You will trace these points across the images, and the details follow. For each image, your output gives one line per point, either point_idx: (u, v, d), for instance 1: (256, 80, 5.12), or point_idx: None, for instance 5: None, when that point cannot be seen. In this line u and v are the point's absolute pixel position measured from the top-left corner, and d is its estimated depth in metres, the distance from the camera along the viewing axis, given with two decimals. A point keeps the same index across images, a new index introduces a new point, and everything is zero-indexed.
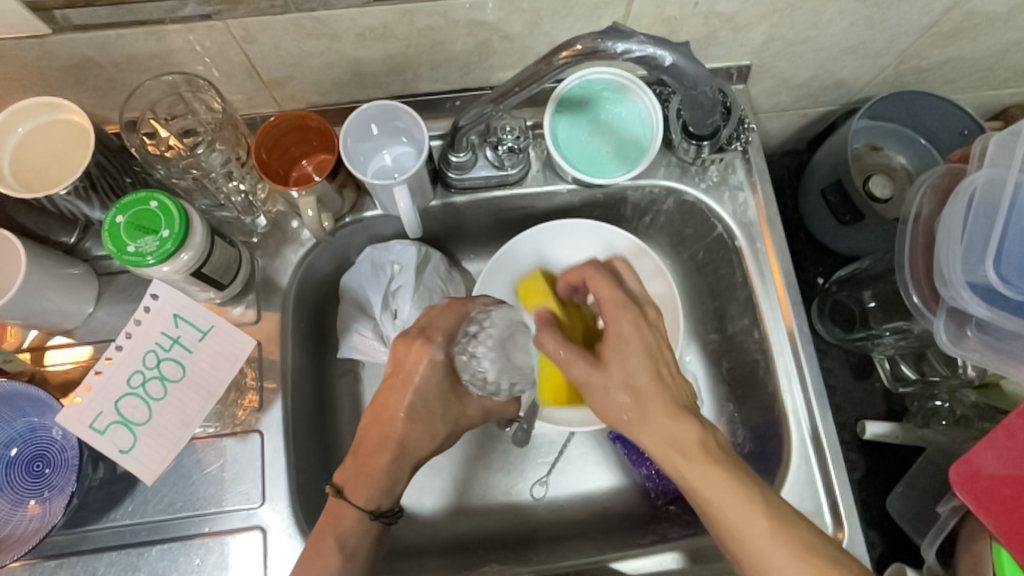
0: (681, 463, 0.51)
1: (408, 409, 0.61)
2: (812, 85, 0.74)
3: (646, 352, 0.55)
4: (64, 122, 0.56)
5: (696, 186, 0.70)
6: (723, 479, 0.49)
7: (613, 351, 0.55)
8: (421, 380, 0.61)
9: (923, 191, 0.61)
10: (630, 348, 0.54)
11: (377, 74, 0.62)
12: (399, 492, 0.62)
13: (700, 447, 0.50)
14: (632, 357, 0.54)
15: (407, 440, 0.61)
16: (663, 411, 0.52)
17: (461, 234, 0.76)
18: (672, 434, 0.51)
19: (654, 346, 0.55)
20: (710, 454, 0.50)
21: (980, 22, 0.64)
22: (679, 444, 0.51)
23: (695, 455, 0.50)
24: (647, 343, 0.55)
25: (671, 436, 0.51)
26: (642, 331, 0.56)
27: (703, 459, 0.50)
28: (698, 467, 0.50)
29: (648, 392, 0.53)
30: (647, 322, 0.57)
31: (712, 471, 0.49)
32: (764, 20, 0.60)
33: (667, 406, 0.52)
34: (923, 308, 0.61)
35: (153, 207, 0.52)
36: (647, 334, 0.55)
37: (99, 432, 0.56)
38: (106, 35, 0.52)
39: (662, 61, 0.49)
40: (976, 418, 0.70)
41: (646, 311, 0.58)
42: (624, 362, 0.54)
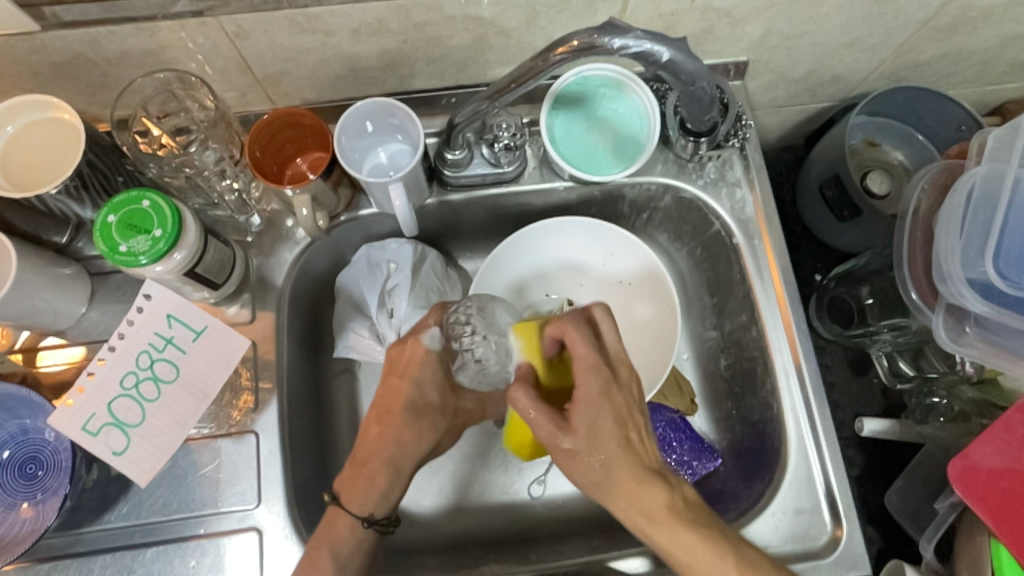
0: (647, 525, 0.49)
1: (407, 403, 0.62)
2: (810, 81, 0.74)
3: (610, 419, 0.51)
4: (55, 120, 0.55)
5: (694, 182, 0.69)
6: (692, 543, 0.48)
7: (581, 417, 0.51)
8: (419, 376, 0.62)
9: (922, 187, 0.61)
10: (602, 407, 0.51)
11: (372, 71, 0.61)
12: (397, 499, 0.60)
13: (665, 501, 0.49)
14: (596, 431, 0.51)
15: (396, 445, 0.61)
16: (633, 477, 0.50)
17: (457, 232, 0.75)
18: (638, 496, 0.50)
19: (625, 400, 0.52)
20: (667, 492, 0.50)
21: (978, 17, 0.64)
22: (649, 514, 0.49)
23: (652, 503, 0.49)
24: (622, 401, 0.52)
25: (635, 496, 0.50)
26: (610, 398, 0.51)
27: (669, 520, 0.49)
28: (665, 526, 0.49)
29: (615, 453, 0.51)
30: (611, 391, 0.51)
31: (684, 530, 0.48)
32: (762, 14, 0.60)
33: (635, 485, 0.50)
34: (921, 305, 0.61)
35: (145, 206, 0.52)
36: (619, 399, 0.52)
37: (92, 434, 0.56)
38: (96, 32, 0.51)
39: (660, 57, 0.49)
40: (974, 414, 0.70)
41: (607, 410, 0.51)
42: (594, 429, 0.51)
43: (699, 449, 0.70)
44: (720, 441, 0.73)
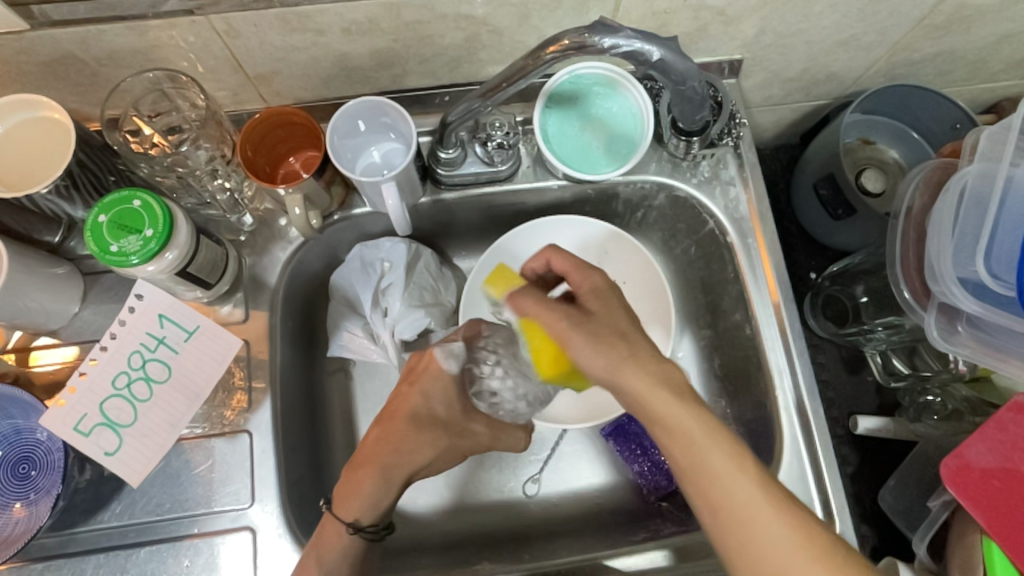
0: (692, 463, 0.45)
1: (411, 411, 0.62)
2: (804, 79, 0.73)
3: (611, 345, 0.48)
4: (44, 120, 0.55)
5: (688, 181, 0.69)
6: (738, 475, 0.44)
7: (576, 349, 0.49)
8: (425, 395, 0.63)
9: (915, 186, 0.61)
10: (586, 331, 0.49)
11: (365, 69, 0.61)
12: (385, 507, 0.59)
13: (682, 406, 0.46)
14: (599, 350, 0.48)
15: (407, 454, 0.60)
16: (670, 388, 0.46)
17: (451, 231, 0.75)
18: (677, 407, 0.45)
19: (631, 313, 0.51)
20: (688, 401, 0.46)
21: (972, 15, 0.63)
22: (694, 449, 0.45)
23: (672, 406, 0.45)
24: (613, 319, 0.50)
25: (675, 428, 0.46)
26: (590, 322, 0.50)
27: (722, 461, 0.44)
28: (703, 447, 0.45)
29: (636, 379, 0.47)
30: (607, 306, 0.51)
31: (735, 473, 0.44)
32: (756, 12, 0.60)
33: (685, 402, 0.46)
34: (914, 304, 0.61)
35: (136, 206, 0.51)
36: (601, 319, 0.50)
37: (84, 434, 0.56)
38: (85, 31, 0.51)
39: (650, 56, 0.49)
40: (967, 412, 0.71)
41: (608, 338, 0.48)
42: (609, 358, 0.48)
43: None
44: None
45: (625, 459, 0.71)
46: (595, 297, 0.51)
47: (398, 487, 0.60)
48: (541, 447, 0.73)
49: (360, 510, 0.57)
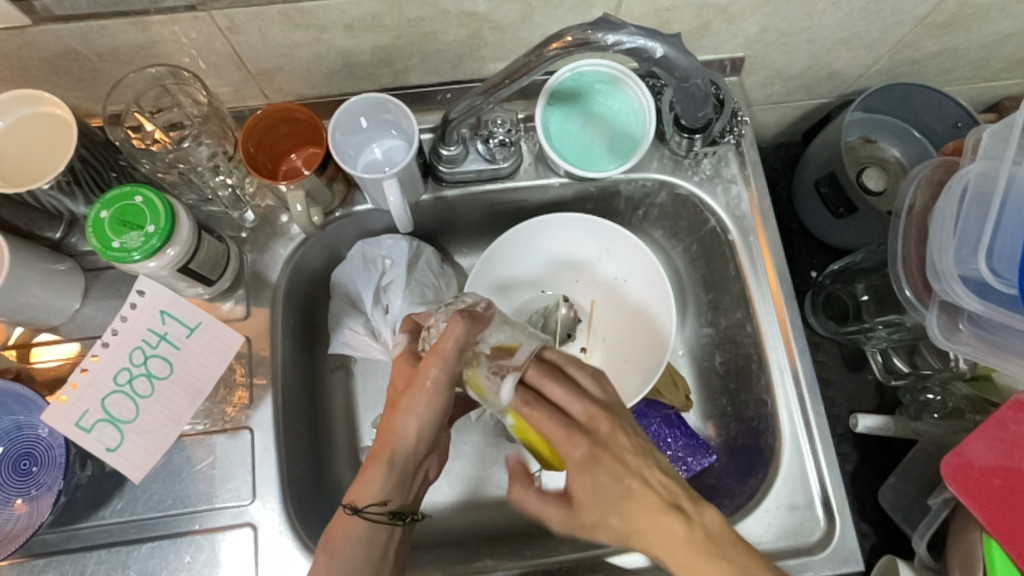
0: (670, 561, 0.47)
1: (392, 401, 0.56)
2: (806, 78, 0.73)
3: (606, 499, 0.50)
4: (46, 115, 0.54)
5: (690, 179, 0.69)
6: (688, 552, 0.46)
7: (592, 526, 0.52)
8: (399, 383, 0.57)
9: (917, 184, 0.61)
10: (592, 475, 0.51)
11: (367, 66, 0.61)
12: (389, 488, 0.55)
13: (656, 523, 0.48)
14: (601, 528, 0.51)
15: (399, 426, 0.55)
16: (646, 510, 0.48)
17: (452, 229, 0.75)
18: (652, 528, 0.48)
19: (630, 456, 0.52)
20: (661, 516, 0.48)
21: (975, 13, 0.63)
22: (659, 539, 0.48)
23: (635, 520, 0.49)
24: (609, 473, 0.51)
25: (661, 541, 0.48)
26: (596, 463, 0.51)
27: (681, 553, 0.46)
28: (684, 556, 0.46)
29: (627, 509, 0.49)
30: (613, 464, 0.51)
31: (703, 562, 0.45)
32: (758, 10, 0.60)
33: (670, 528, 0.47)
34: (915, 302, 0.61)
35: (138, 202, 0.51)
36: (607, 461, 0.51)
37: (85, 430, 0.55)
38: (88, 26, 0.51)
39: (653, 53, 0.49)
40: (967, 411, 0.71)
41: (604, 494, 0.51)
42: (594, 498, 0.51)
43: (694, 446, 0.70)
44: (715, 437, 0.73)
45: None
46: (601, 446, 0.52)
47: (398, 472, 0.55)
48: None
49: (368, 496, 0.54)
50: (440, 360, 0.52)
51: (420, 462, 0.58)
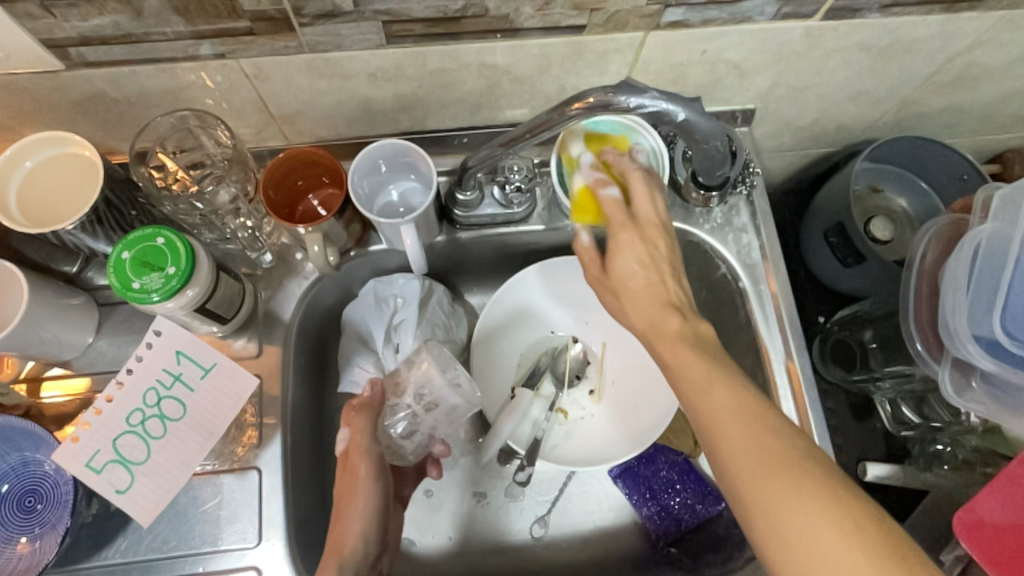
0: (715, 425, 0.44)
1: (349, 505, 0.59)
2: (814, 129, 0.75)
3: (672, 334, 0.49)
4: (73, 156, 0.55)
5: (701, 227, 0.70)
6: (783, 478, 0.41)
7: (666, 347, 0.48)
8: (346, 481, 0.59)
9: (928, 240, 0.61)
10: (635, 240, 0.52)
11: (387, 112, 0.62)
12: None
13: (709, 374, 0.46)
14: (682, 358, 0.47)
15: (350, 525, 0.58)
16: (726, 396, 0.45)
17: (463, 269, 0.76)
18: (748, 436, 0.43)
19: (656, 281, 0.51)
20: (706, 361, 0.47)
21: (980, 73, 0.66)
22: (711, 407, 0.45)
23: (680, 359, 0.47)
24: (640, 298, 0.51)
25: (730, 401, 0.44)
26: (642, 233, 0.52)
27: (736, 439, 0.43)
28: (780, 492, 0.40)
29: (692, 362, 0.47)
30: (642, 264, 0.51)
31: (798, 492, 0.40)
32: (771, 66, 0.62)
33: (726, 397, 0.44)
34: (927, 356, 0.61)
35: (160, 243, 0.52)
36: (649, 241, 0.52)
37: (96, 471, 0.55)
38: (119, 71, 0.52)
39: (674, 116, 0.50)
40: (978, 463, 0.72)
41: (648, 287, 0.51)
42: (640, 286, 0.51)
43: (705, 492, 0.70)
44: None
45: (635, 503, 0.71)
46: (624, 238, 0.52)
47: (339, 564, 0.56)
48: (549, 487, 0.72)
49: None
50: (362, 456, 0.60)
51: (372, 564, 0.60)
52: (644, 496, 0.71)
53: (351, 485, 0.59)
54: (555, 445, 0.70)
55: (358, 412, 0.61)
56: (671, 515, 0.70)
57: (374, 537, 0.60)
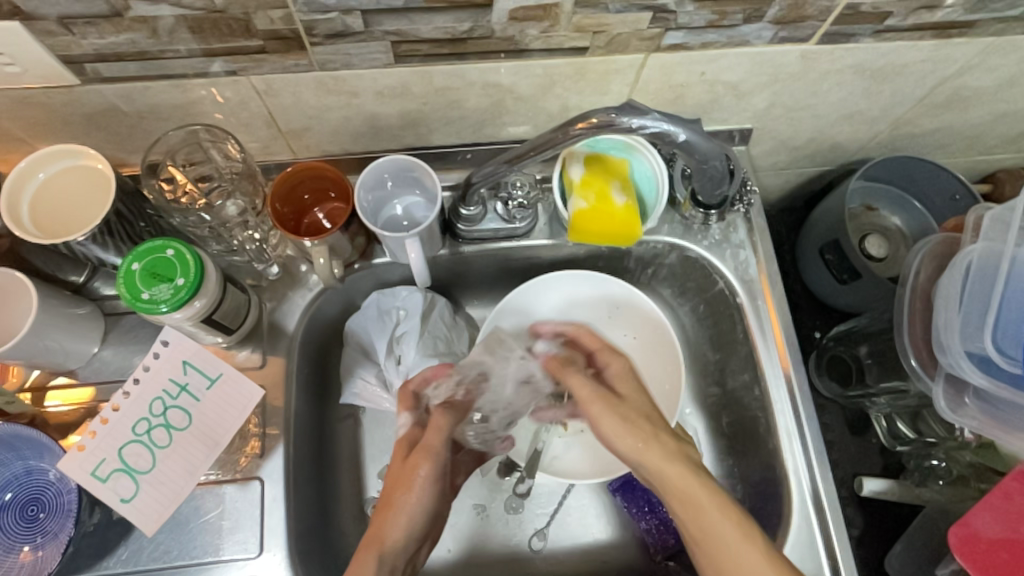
0: (672, 477, 0.54)
1: (401, 495, 0.59)
2: (810, 148, 0.77)
3: (638, 422, 0.58)
4: (86, 168, 0.57)
5: (699, 243, 0.71)
6: (720, 520, 0.50)
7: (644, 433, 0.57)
8: (403, 468, 0.60)
9: (922, 258, 0.63)
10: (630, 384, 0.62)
11: (392, 128, 0.64)
12: None
13: (665, 439, 0.57)
14: (630, 440, 0.57)
15: (398, 514, 0.58)
16: (673, 459, 0.55)
17: (465, 282, 0.77)
18: (691, 478, 0.53)
19: (649, 405, 0.60)
20: (663, 433, 0.57)
21: (970, 96, 0.68)
22: (666, 473, 0.54)
23: (645, 435, 0.57)
24: (637, 402, 0.60)
25: (670, 446, 0.56)
26: (631, 381, 0.62)
27: (696, 491, 0.52)
28: (720, 534, 0.50)
29: (657, 446, 0.56)
30: (637, 391, 0.61)
31: (733, 532, 0.50)
32: (767, 87, 0.63)
33: (679, 466, 0.54)
34: (921, 372, 0.62)
35: (170, 255, 0.53)
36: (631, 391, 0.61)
37: (101, 480, 0.56)
38: (132, 86, 0.53)
39: (675, 137, 0.51)
40: (972, 479, 0.72)
41: (634, 400, 0.60)
42: (635, 402, 0.60)
43: None
44: None
45: (634, 516, 0.70)
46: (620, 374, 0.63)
47: (376, 555, 0.55)
48: (548, 500, 0.73)
49: None
50: (432, 453, 0.61)
51: (411, 555, 0.60)
52: (643, 509, 0.70)
53: (404, 474, 0.60)
54: (554, 457, 0.71)
55: (445, 411, 0.63)
56: (670, 528, 0.69)
57: (419, 531, 0.59)
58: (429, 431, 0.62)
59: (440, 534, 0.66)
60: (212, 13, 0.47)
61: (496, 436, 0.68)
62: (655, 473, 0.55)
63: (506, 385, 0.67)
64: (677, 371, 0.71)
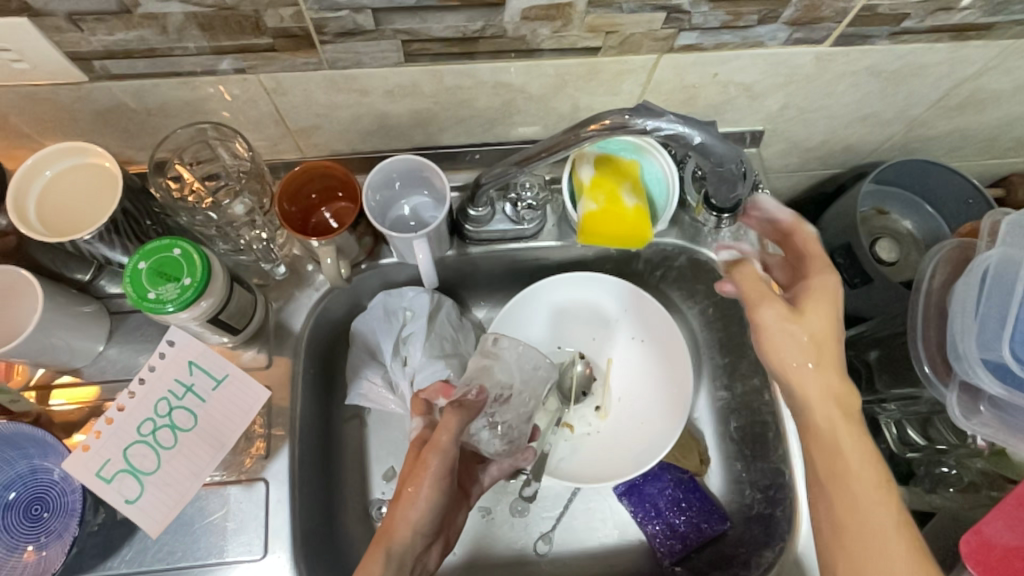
0: (828, 438, 0.48)
1: (413, 496, 0.56)
2: (822, 150, 0.76)
3: (819, 358, 0.49)
4: (95, 166, 0.56)
5: (710, 246, 0.70)
6: (876, 505, 0.45)
7: (806, 375, 0.49)
8: (417, 467, 0.56)
9: (936, 262, 0.62)
10: (814, 307, 0.50)
11: (402, 127, 0.63)
12: None
13: (835, 390, 0.49)
14: (820, 382, 0.49)
15: (407, 512, 0.55)
16: (844, 423, 0.48)
17: (472, 282, 0.76)
18: (853, 447, 0.47)
19: (830, 330, 0.50)
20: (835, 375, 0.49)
21: (986, 99, 0.67)
22: (835, 438, 0.48)
23: (817, 382, 0.49)
24: (819, 326, 0.50)
25: (835, 396, 0.49)
26: (807, 304, 0.51)
27: (854, 463, 0.47)
28: (866, 517, 0.45)
29: (826, 400, 0.49)
30: (796, 325, 0.50)
31: (881, 520, 0.45)
32: (781, 89, 0.62)
33: (843, 432, 0.48)
34: (934, 379, 0.61)
35: (176, 254, 0.52)
36: (821, 308, 0.51)
37: (106, 481, 0.55)
38: (140, 84, 0.53)
39: (690, 139, 0.50)
40: (984, 485, 0.71)
41: (776, 306, 0.51)
42: (812, 323, 0.50)
43: (708, 510, 0.70)
44: (729, 503, 0.72)
45: (641, 521, 0.71)
46: (813, 294, 0.51)
47: (382, 557, 0.53)
48: (554, 503, 0.72)
49: None
50: (440, 453, 0.56)
51: (420, 553, 0.57)
52: (650, 513, 0.71)
53: (418, 472, 0.56)
54: (561, 459, 0.71)
55: (455, 410, 0.58)
56: (676, 533, 0.69)
57: (428, 530, 0.57)
58: (439, 432, 0.56)
59: (458, 530, 0.63)
60: (222, 10, 0.46)
61: (519, 434, 0.66)
62: (817, 454, 0.49)
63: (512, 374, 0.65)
64: (685, 368, 0.70)
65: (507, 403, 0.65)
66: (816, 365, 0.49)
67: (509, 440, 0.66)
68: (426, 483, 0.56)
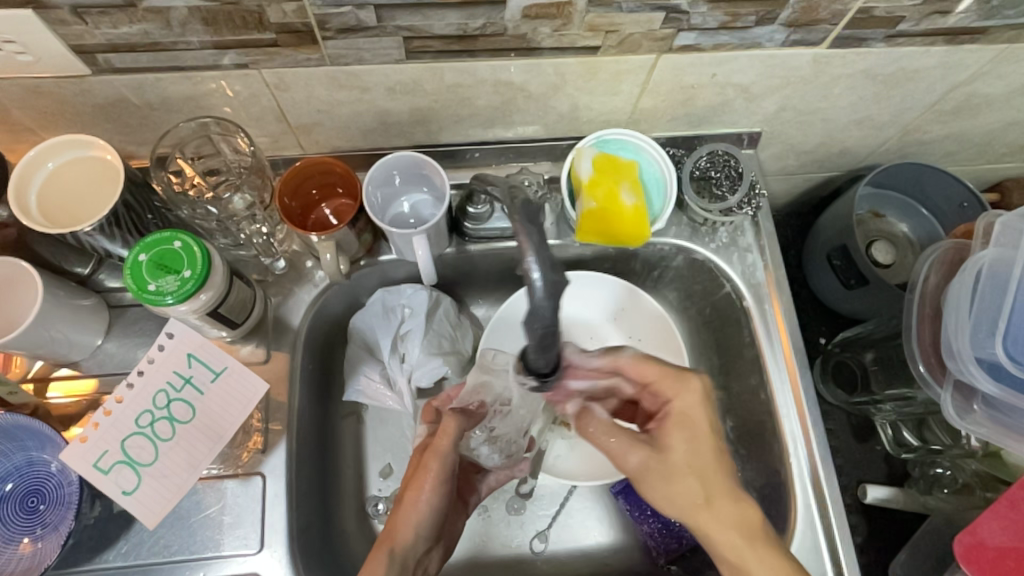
0: (738, 559, 0.51)
1: (415, 498, 0.57)
2: (818, 153, 0.76)
3: (684, 491, 0.54)
4: (97, 159, 0.56)
5: (707, 245, 0.71)
6: None
7: (707, 520, 0.53)
8: (417, 471, 0.58)
9: (930, 264, 0.63)
10: (685, 433, 0.55)
11: (402, 125, 0.64)
12: None
13: (740, 514, 0.52)
14: (674, 493, 0.54)
15: (409, 514, 0.56)
16: (730, 529, 0.52)
17: (471, 280, 0.77)
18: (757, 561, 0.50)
19: (709, 462, 0.54)
20: (723, 484, 0.53)
21: (981, 103, 0.67)
22: (729, 559, 0.52)
23: (705, 518, 0.53)
24: (688, 460, 0.54)
25: (736, 522, 0.52)
26: (682, 429, 0.55)
27: (762, 573, 0.50)
28: None
29: (710, 514, 0.53)
30: (684, 446, 0.55)
31: None
32: (778, 91, 0.63)
33: (731, 517, 0.52)
34: (929, 379, 0.62)
35: (177, 247, 0.52)
36: (692, 419, 0.56)
37: (103, 472, 0.55)
38: (143, 78, 0.53)
39: None
40: (978, 487, 0.71)
41: (669, 456, 0.55)
42: (690, 456, 0.54)
43: None
44: None
45: (635, 519, 0.70)
46: (674, 420, 0.56)
47: (386, 558, 0.53)
48: (550, 502, 0.72)
49: None
50: (439, 456, 0.58)
51: (422, 558, 0.57)
52: (644, 512, 0.69)
53: (420, 475, 0.58)
54: (557, 457, 0.70)
55: (455, 415, 0.61)
56: (672, 532, 0.68)
57: (428, 536, 0.57)
58: (440, 436, 0.59)
59: (456, 537, 0.63)
60: (226, 5, 0.47)
61: (517, 444, 0.68)
62: (724, 564, 0.52)
63: (509, 389, 0.66)
64: None
65: (507, 415, 0.65)
66: (698, 497, 0.53)
67: (508, 453, 0.67)
68: (427, 486, 0.57)
